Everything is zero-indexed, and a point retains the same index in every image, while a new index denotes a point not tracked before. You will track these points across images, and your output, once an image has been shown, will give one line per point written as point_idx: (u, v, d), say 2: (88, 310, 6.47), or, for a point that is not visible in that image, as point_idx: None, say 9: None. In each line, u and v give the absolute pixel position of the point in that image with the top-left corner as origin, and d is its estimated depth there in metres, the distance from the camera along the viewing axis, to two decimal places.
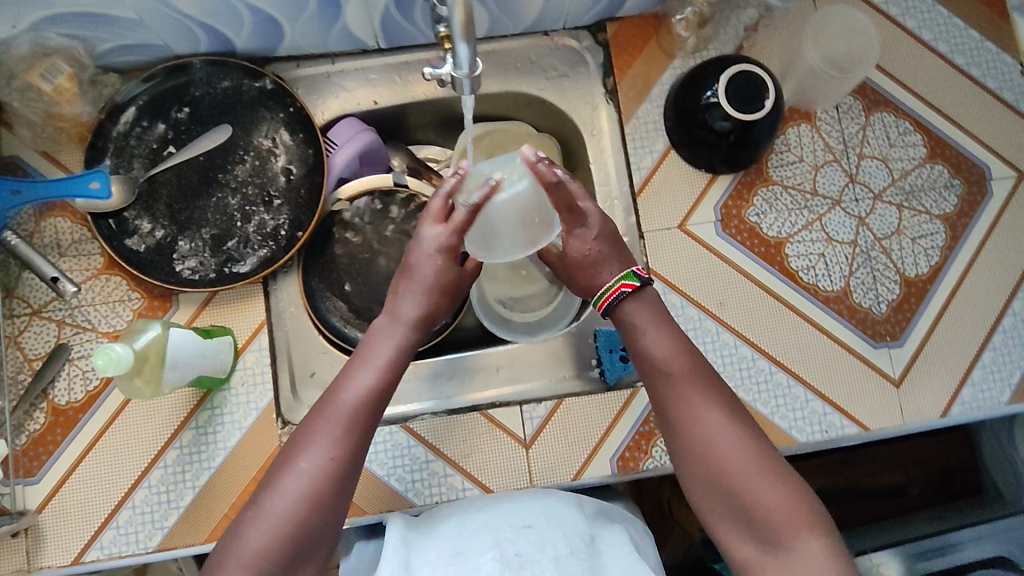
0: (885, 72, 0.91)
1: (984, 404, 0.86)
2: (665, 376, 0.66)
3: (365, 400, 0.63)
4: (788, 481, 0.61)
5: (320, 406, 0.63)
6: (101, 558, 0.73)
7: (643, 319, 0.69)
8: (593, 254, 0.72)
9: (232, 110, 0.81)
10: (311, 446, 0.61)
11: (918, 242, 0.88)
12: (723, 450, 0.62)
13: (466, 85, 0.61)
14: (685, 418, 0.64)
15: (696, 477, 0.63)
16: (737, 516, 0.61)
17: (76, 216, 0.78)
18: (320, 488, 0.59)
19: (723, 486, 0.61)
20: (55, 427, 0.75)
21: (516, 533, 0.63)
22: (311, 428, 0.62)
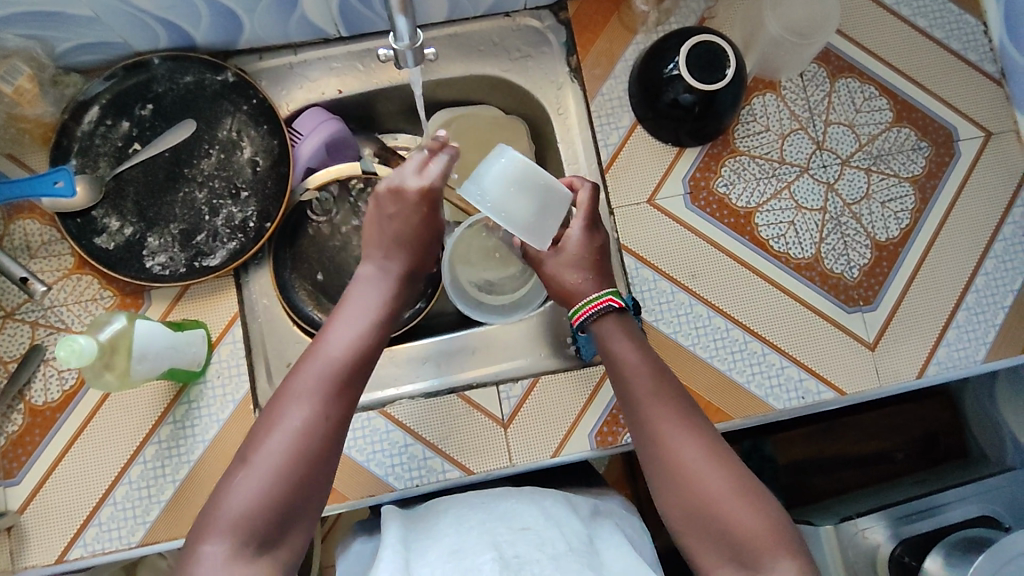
0: (848, 37, 0.92)
1: (960, 363, 0.86)
2: (643, 396, 0.67)
3: (352, 358, 0.64)
4: (764, 504, 0.61)
5: (304, 366, 0.64)
6: (84, 556, 0.73)
7: (615, 339, 0.70)
8: (592, 255, 0.74)
9: (195, 105, 0.81)
10: (297, 403, 0.61)
11: (888, 205, 0.89)
12: (701, 473, 0.62)
13: (410, 57, 0.63)
14: (662, 438, 0.65)
15: (673, 499, 0.63)
16: (714, 540, 0.60)
17: (45, 217, 0.78)
18: (308, 443, 0.59)
19: (700, 508, 0.61)
20: (33, 428, 0.75)
21: (513, 535, 0.62)
22: (296, 387, 0.62)
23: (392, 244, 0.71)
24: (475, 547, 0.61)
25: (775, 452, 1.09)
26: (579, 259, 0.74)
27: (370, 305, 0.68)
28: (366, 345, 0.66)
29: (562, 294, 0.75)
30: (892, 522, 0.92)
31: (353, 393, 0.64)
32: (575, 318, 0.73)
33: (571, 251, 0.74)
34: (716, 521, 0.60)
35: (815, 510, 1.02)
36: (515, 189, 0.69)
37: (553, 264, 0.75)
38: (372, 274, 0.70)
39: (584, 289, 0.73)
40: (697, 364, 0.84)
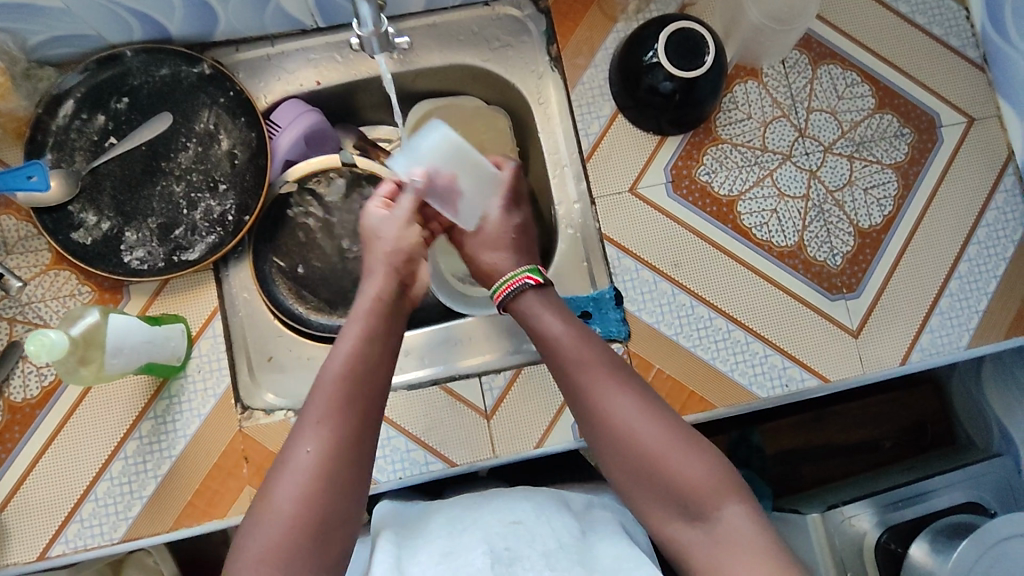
0: (829, 24, 0.91)
1: (943, 349, 0.86)
2: (576, 366, 0.67)
3: (355, 376, 0.63)
4: (702, 450, 0.63)
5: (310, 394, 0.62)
6: (67, 552, 0.73)
7: (541, 312, 0.70)
8: (509, 237, 0.76)
9: (171, 97, 0.80)
10: (306, 434, 0.59)
11: (870, 192, 0.89)
12: (638, 433, 0.63)
13: (374, 43, 0.65)
14: (599, 409, 0.65)
15: (618, 465, 0.64)
16: (661, 499, 0.62)
17: (21, 212, 0.78)
18: (332, 471, 0.58)
19: (645, 469, 0.63)
20: (12, 425, 0.74)
21: (504, 530, 0.61)
22: (304, 417, 0.61)
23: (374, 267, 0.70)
24: (466, 544, 0.60)
25: (762, 441, 1.09)
26: (498, 240, 0.76)
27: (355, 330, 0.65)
28: (370, 364, 0.64)
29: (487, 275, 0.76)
30: (877, 509, 0.92)
31: (368, 411, 0.62)
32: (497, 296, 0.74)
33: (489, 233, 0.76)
34: (658, 477, 0.62)
35: (802, 499, 1.02)
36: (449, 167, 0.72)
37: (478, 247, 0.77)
38: (367, 298, 0.68)
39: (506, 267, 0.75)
40: (679, 353, 0.84)
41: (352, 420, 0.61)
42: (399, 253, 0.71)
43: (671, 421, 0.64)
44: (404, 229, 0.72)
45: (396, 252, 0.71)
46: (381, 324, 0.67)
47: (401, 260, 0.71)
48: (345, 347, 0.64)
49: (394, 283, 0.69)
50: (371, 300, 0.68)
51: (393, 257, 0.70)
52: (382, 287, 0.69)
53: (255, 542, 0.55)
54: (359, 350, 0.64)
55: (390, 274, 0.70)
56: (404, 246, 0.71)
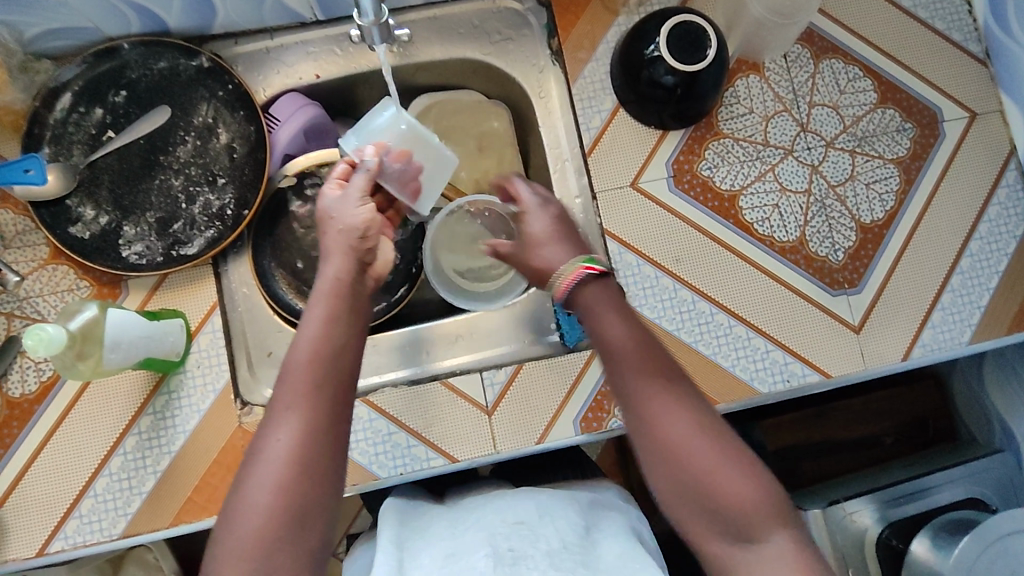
0: (831, 18, 0.91)
1: (945, 345, 0.86)
2: (635, 368, 0.62)
3: (326, 358, 0.59)
4: (758, 473, 0.59)
5: (281, 378, 0.59)
6: (66, 548, 0.72)
7: (601, 308, 0.64)
8: (552, 230, 0.69)
9: (170, 91, 0.80)
10: (277, 421, 0.56)
11: (872, 187, 0.88)
12: (695, 446, 0.58)
13: (375, 33, 0.65)
14: (655, 416, 0.60)
15: (666, 477, 0.59)
16: (705, 517, 0.58)
17: (19, 207, 0.77)
18: (309, 456, 0.55)
19: (692, 481, 0.58)
20: (10, 420, 0.74)
21: (508, 529, 0.61)
22: (278, 401, 0.57)
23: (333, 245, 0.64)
24: (468, 548, 0.58)
25: (764, 438, 1.08)
26: (548, 236, 0.69)
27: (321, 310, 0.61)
28: (341, 345, 0.60)
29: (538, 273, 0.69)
30: (879, 505, 0.92)
31: (339, 392, 0.58)
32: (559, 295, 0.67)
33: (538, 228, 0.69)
34: (708, 494, 0.58)
35: (803, 495, 1.02)
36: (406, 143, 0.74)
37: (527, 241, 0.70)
38: (326, 280, 0.62)
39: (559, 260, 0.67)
40: (681, 349, 0.84)
41: (325, 405, 0.57)
42: (355, 233, 0.65)
43: (728, 438, 0.60)
44: (361, 207, 0.66)
45: (352, 230, 0.64)
46: (348, 303, 0.62)
47: (356, 238, 0.64)
48: (314, 327, 0.60)
49: (354, 260, 0.64)
50: (331, 279, 0.62)
51: (349, 236, 0.64)
52: (345, 265, 0.63)
53: (235, 533, 0.53)
54: (327, 331, 0.60)
55: (347, 256, 0.64)
56: (360, 224, 0.64)
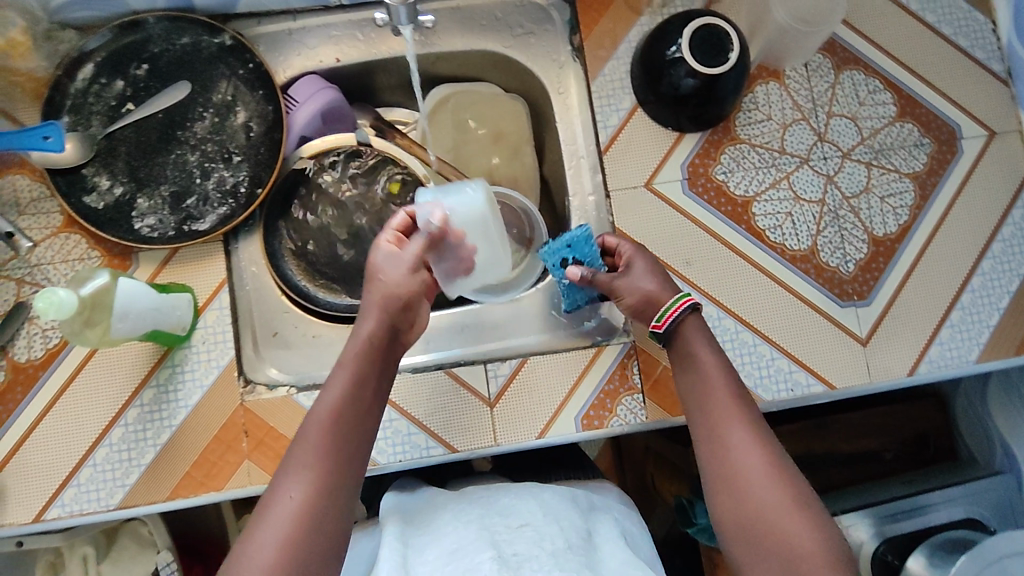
0: (854, 29, 0.91)
1: (952, 363, 0.85)
2: (708, 406, 0.66)
3: (348, 415, 0.62)
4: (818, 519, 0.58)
5: (299, 435, 0.61)
6: (63, 516, 0.72)
7: (697, 339, 0.70)
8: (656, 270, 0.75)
9: (191, 66, 0.80)
10: (292, 477, 0.58)
11: (887, 201, 0.88)
12: (755, 484, 0.60)
13: (402, 12, 0.70)
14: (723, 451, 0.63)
15: (732, 511, 0.61)
16: (770, 556, 0.58)
17: (35, 173, 0.77)
18: (314, 518, 0.56)
19: (753, 521, 0.59)
20: (15, 385, 0.74)
21: (510, 534, 0.61)
22: (292, 458, 0.59)
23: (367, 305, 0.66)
24: (473, 545, 0.59)
25: None
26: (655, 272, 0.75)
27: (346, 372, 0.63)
28: (362, 407, 0.63)
29: (644, 303, 0.73)
30: (875, 520, 0.93)
31: (354, 453, 0.61)
32: (660, 325, 0.71)
33: (652, 267, 0.75)
34: (770, 535, 0.58)
35: None
36: (480, 228, 0.67)
37: (639, 273, 0.74)
38: (357, 341, 0.65)
39: (669, 289, 0.73)
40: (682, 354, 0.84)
41: (339, 466, 0.59)
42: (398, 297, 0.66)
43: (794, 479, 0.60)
44: (407, 276, 0.66)
45: (393, 297, 0.65)
46: (373, 368, 0.64)
47: (398, 306, 0.66)
48: (336, 388, 0.63)
49: (387, 326, 0.66)
50: (360, 343, 0.64)
51: (390, 303, 0.65)
52: (373, 328, 0.65)
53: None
54: (348, 392, 0.62)
55: (384, 317, 0.65)
56: (404, 293, 0.66)
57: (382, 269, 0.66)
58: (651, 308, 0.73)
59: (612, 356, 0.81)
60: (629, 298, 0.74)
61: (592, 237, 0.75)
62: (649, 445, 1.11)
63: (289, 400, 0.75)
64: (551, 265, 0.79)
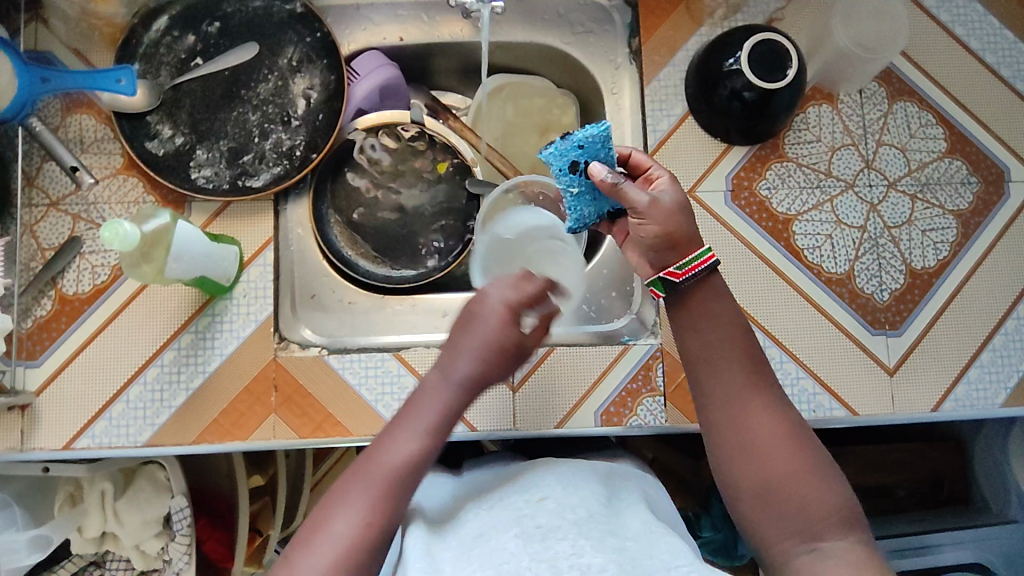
0: (912, 61, 0.91)
1: (978, 403, 0.85)
2: (721, 371, 0.66)
3: (421, 462, 0.59)
4: (828, 479, 0.61)
5: (362, 464, 0.59)
6: (91, 447, 0.75)
7: (715, 301, 0.68)
8: (684, 202, 0.67)
9: (261, 29, 0.83)
10: (351, 507, 0.57)
11: (928, 234, 0.88)
12: (771, 453, 0.62)
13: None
14: (738, 417, 0.64)
15: (747, 477, 0.63)
16: (783, 518, 0.60)
17: (100, 115, 0.80)
18: (372, 549, 0.56)
19: (766, 485, 0.62)
20: (60, 315, 0.76)
21: (532, 508, 0.62)
22: (354, 488, 0.57)
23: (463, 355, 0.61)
24: (498, 527, 0.61)
25: None
26: (684, 206, 0.67)
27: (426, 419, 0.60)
28: (433, 453, 0.60)
29: (668, 238, 0.66)
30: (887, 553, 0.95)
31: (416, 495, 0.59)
32: (678, 274, 0.66)
33: (678, 197, 0.67)
34: (784, 498, 0.61)
35: None
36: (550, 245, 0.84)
37: (669, 201, 0.66)
38: (445, 389, 0.61)
39: (697, 237, 0.67)
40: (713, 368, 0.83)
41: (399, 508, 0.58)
42: (505, 361, 0.62)
43: (805, 442, 0.63)
44: (525, 341, 0.62)
45: (504, 361, 0.61)
46: (453, 417, 0.61)
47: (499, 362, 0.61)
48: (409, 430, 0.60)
49: (481, 380, 0.62)
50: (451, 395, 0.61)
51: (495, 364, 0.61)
52: (467, 381, 0.61)
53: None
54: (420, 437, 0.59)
55: (483, 374, 0.61)
56: (518, 360, 0.62)
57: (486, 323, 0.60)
58: (674, 253, 0.66)
59: (637, 355, 0.81)
60: (655, 225, 0.66)
61: (611, 137, 0.67)
62: (656, 456, 1.04)
63: (319, 360, 0.77)
64: (557, 169, 0.70)
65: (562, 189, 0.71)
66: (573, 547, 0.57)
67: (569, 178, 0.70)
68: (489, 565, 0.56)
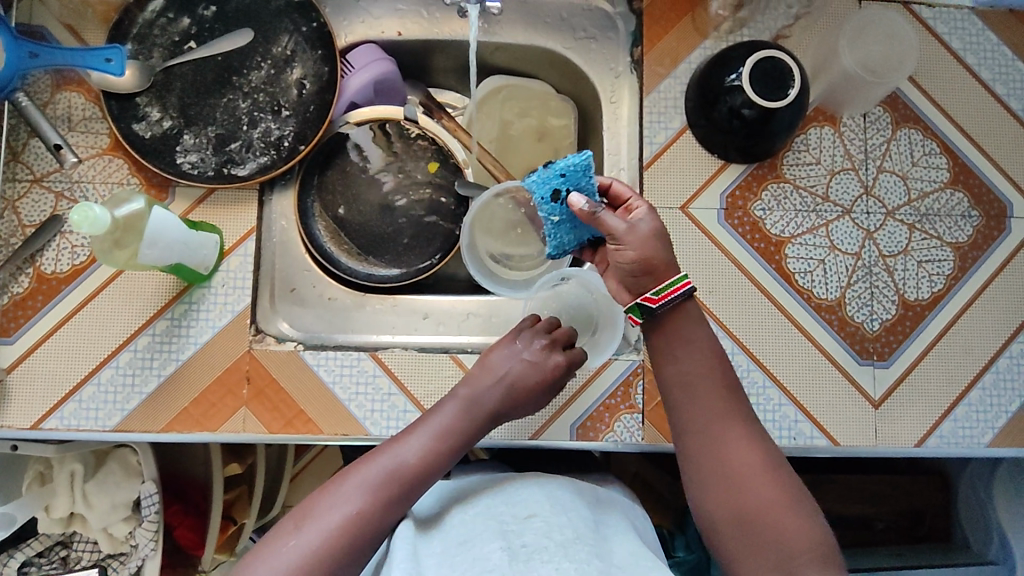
0: (919, 88, 0.89)
1: (963, 442, 0.83)
2: (702, 395, 0.66)
3: (435, 470, 0.66)
4: (804, 510, 0.61)
5: (378, 453, 0.66)
6: (59, 428, 0.74)
7: (696, 323, 0.68)
8: (660, 230, 0.66)
9: (257, 16, 0.82)
10: (359, 489, 0.63)
11: (924, 266, 0.86)
12: (749, 481, 0.62)
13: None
14: (718, 441, 0.64)
15: (722, 504, 0.63)
16: (759, 548, 0.60)
17: (90, 94, 0.79)
18: (366, 531, 0.62)
19: (742, 512, 0.62)
20: (37, 294, 0.76)
21: (519, 524, 0.61)
22: (365, 470, 0.64)
23: (493, 379, 0.70)
24: (482, 536, 0.61)
25: None
26: (662, 234, 0.66)
27: (447, 432, 0.68)
28: (445, 466, 0.67)
29: (643, 264, 0.65)
30: None
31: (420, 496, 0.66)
32: (655, 299, 0.66)
33: (656, 224, 0.66)
34: (761, 527, 0.60)
35: None
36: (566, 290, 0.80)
37: (645, 228, 0.65)
38: (468, 408, 0.69)
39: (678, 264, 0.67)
40: None
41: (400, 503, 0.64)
42: (524, 402, 0.71)
43: (782, 471, 0.63)
44: (544, 392, 0.72)
45: (523, 402, 0.71)
46: (469, 438, 0.69)
47: (524, 401, 0.71)
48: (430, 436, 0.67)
49: (504, 410, 0.70)
50: (478, 419, 0.69)
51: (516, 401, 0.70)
52: (494, 409, 0.70)
53: (285, 549, 0.60)
54: (437, 446, 0.66)
55: (507, 402, 0.70)
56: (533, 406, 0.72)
57: (518, 361, 0.71)
58: (651, 278, 0.66)
59: (618, 370, 0.80)
60: (630, 252, 0.65)
61: (591, 166, 0.67)
62: (633, 471, 1.02)
63: (294, 356, 0.76)
64: (540, 197, 0.69)
65: (545, 217, 0.71)
66: (557, 570, 0.56)
67: (551, 206, 0.69)
68: (474, 570, 0.57)
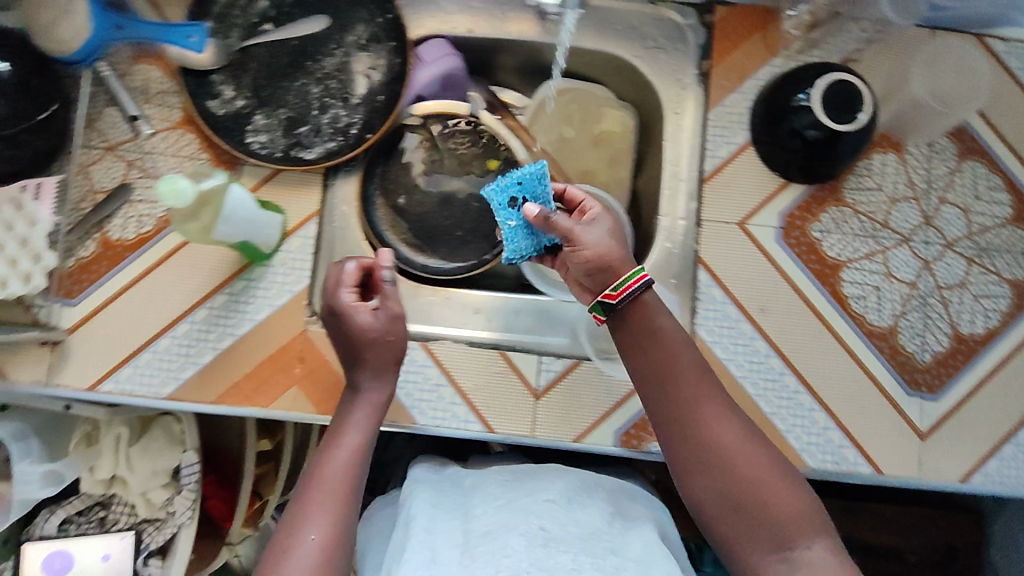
0: (989, 122, 0.87)
1: (1008, 482, 0.81)
2: (674, 381, 0.64)
3: (362, 458, 0.63)
4: (793, 482, 0.61)
5: (309, 477, 0.62)
6: (114, 392, 0.75)
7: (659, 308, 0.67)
8: (610, 233, 0.68)
9: (334, 3, 0.83)
10: (311, 517, 0.59)
11: (980, 300, 0.85)
12: (735, 461, 0.61)
13: None
14: (698, 425, 0.62)
15: (712, 489, 0.61)
16: (757, 527, 0.59)
17: (168, 68, 0.81)
18: (338, 551, 0.58)
19: (735, 493, 0.60)
20: (101, 259, 0.77)
21: (542, 511, 0.62)
22: (310, 498, 0.60)
23: (346, 343, 0.67)
24: (506, 526, 0.60)
25: None
26: (614, 235, 0.68)
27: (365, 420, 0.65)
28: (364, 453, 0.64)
29: (601, 262, 0.66)
30: None
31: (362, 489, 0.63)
32: (614, 295, 0.65)
33: (609, 227, 0.68)
34: (757, 508, 0.59)
35: None
36: None
37: (599, 231, 0.67)
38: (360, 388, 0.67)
39: None
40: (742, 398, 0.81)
41: (352, 503, 0.61)
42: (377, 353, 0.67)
43: (761, 443, 0.63)
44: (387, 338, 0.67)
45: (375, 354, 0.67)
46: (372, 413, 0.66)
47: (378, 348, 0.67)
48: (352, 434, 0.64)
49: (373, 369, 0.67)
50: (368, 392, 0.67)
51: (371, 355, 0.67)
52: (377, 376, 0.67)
53: None
54: (362, 435, 0.64)
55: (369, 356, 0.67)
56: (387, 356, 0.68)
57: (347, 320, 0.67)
58: (608, 274, 0.66)
59: None
60: (588, 252, 0.66)
61: (546, 174, 0.70)
62: (659, 479, 1.03)
63: None
64: (497, 205, 0.71)
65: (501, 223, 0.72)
66: (574, 561, 0.57)
67: (509, 212, 0.71)
68: (495, 560, 0.57)
